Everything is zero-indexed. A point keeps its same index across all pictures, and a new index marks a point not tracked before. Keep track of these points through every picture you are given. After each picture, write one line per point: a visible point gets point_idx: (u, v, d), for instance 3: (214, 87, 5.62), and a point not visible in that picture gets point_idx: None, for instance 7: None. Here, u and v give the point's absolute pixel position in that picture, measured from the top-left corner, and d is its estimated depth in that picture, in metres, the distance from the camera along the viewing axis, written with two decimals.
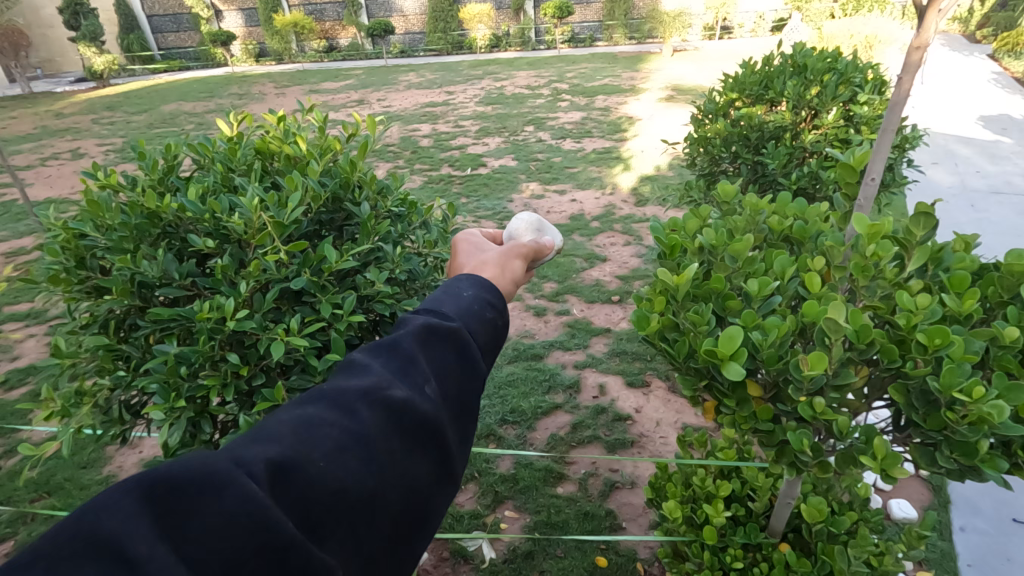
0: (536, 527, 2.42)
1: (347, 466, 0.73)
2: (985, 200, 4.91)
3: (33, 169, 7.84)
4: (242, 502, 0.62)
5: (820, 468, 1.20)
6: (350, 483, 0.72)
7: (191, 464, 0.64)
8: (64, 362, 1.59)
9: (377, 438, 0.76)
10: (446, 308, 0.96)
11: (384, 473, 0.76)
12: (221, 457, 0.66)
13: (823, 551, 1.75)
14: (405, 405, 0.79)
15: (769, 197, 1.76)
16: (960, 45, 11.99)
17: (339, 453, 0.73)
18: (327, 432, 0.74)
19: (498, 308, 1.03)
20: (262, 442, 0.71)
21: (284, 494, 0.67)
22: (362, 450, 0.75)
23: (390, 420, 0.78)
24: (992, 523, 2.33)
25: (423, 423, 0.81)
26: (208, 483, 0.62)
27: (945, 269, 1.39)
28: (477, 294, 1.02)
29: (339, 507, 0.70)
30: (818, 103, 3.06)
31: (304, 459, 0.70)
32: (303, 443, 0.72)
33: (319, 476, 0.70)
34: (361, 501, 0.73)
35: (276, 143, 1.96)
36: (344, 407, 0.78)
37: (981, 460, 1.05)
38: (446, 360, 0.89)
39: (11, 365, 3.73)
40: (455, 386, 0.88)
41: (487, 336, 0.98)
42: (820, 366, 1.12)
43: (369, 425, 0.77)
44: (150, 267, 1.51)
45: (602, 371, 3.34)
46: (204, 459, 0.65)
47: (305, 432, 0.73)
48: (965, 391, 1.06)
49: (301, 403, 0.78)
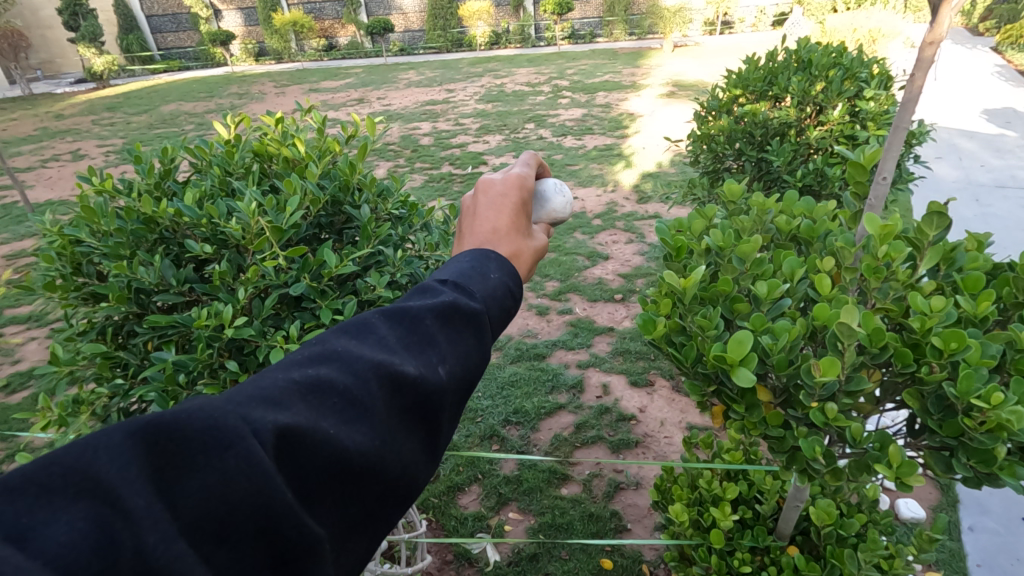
0: (540, 529, 2.39)
1: (352, 437, 0.68)
2: (991, 194, 4.86)
3: (33, 171, 7.82)
4: (244, 466, 0.58)
5: (832, 475, 1.17)
6: (354, 455, 0.67)
7: (196, 417, 0.60)
8: (61, 370, 1.56)
9: (384, 412, 0.72)
10: (473, 285, 0.88)
11: (386, 448, 0.71)
12: (228, 411, 0.62)
13: (832, 554, 1.71)
14: (418, 382, 0.74)
15: (775, 196, 1.73)
16: (963, 37, 11.89)
17: (345, 423, 0.68)
18: (334, 399, 0.70)
19: (518, 301, 0.94)
20: (268, 403, 0.66)
21: (285, 460, 0.63)
22: (368, 423, 0.70)
23: (400, 395, 0.73)
24: (1002, 523, 2.30)
25: (432, 403, 0.76)
26: (213, 440, 0.59)
27: (958, 269, 1.36)
28: (504, 279, 0.92)
29: (339, 479, 0.66)
30: (823, 98, 3.03)
31: (310, 426, 0.65)
32: (310, 408, 0.67)
33: (322, 446, 0.65)
34: (360, 475, 0.68)
35: (274, 145, 1.92)
36: (354, 373, 0.73)
37: (1000, 468, 1.02)
38: (464, 342, 0.82)
39: (13, 369, 3.72)
40: (469, 371, 0.82)
41: (505, 324, 0.90)
42: (832, 372, 1.09)
43: (379, 399, 0.72)
44: (147, 273, 1.49)
45: (606, 370, 3.32)
46: (211, 413, 0.61)
47: (313, 399, 0.68)
48: (983, 397, 1.03)
49: (310, 362, 0.73)
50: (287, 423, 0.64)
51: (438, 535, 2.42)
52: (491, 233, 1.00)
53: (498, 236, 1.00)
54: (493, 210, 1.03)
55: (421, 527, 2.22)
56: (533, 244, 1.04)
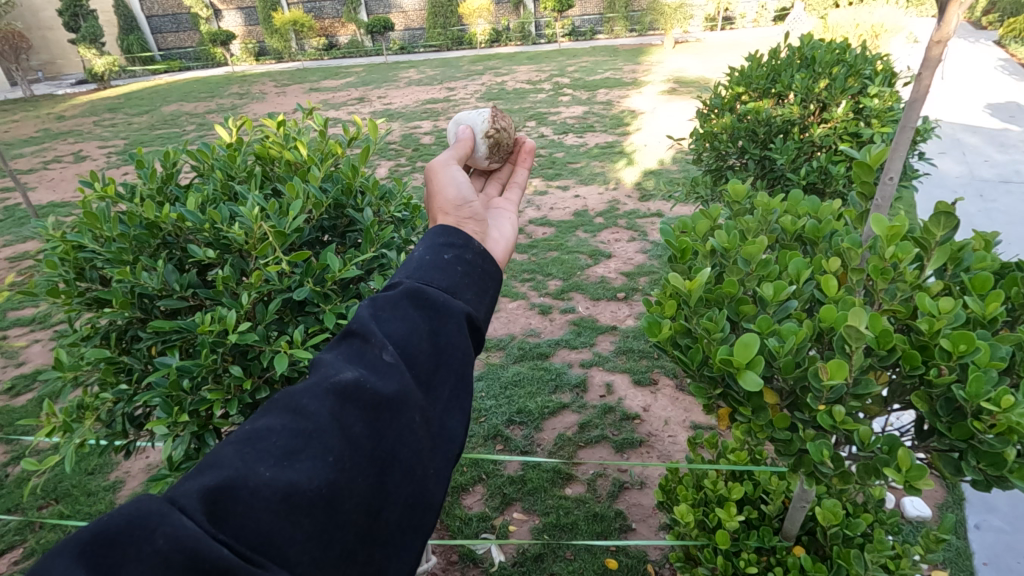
0: (544, 530, 2.38)
1: (297, 469, 0.74)
2: (995, 189, 4.84)
3: (36, 173, 7.84)
4: (173, 536, 0.64)
5: (840, 479, 1.16)
6: (302, 483, 0.73)
7: (124, 513, 0.67)
8: (66, 375, 1.56)
9: (331, 428, 0.78)
10: (399, 274, 0.99)
11: (343, 461, 0.77)
12: (156, 498, 0.69)
13: (839, 555, 1.70)
14: (355, 386, 0.82)
15: (780, 196, 1.72)
16: (966, 32, 11.83)
17: (288, 456, 0.75)
18: (277, 435, 0.77)
19: (461, 245, 1.05)
20: (205, 470, 0.74)
21: (227, 517, 0.69)
22: (313, 444, 0.77)
23: (345, 408, 0.80)
24: (1008, 520, 2.29)
25: (384, 399, 0.82)
26: (140, 528, 0.65)
27: (965, 270, 1.35)
28: (427, 246, 1.04)
29: (297, 509, 0.72)
30: (827, 96, 3.01)
31: (245, 476, 0.72)
32: (250, 456, 0.75)
33: (264, 487, 0.72)
34: (321, 498, 0.73)
35: (276, 149, 1.93)
36: (293, 408, 0.80)
37: (1010, 471, 1.01)
38: (405, 323, 0.91)
39: (17, 371, 3.72)
40: (418, 349, 0.89)
41: (451, 280, 0.99)
42: (840, 375, 1.09)
43: (323, 416, 0.79)
44: (150, 278, 1.48)
45: (610, 369, 3.31)
46: (137, 505, 0.68)
47: (252, 447, 0.76)
48: (993, 400, 1.02)
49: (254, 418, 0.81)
50: (213, 486, 0.70)
51: (443, 537, 2.41)
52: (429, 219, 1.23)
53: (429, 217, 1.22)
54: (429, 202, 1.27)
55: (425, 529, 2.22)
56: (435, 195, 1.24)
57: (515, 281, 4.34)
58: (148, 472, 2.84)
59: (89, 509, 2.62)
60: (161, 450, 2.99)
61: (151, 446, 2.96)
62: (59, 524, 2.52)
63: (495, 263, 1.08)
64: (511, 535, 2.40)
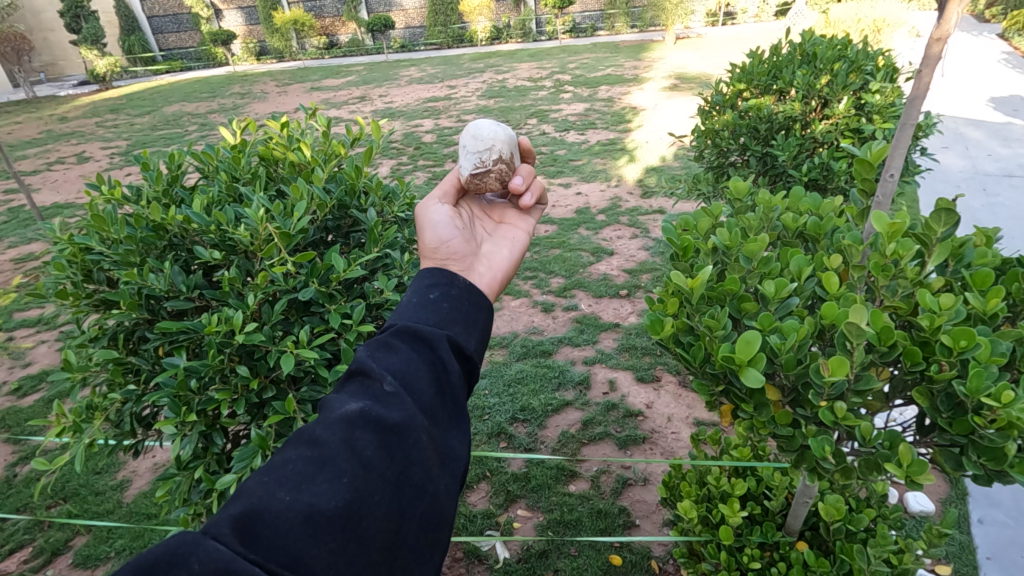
0: (548, 526, 2.40)
1: (317, 493, 0.76)
2: (998, 183, 4.82)
3: (40, 174, 7.88)
4: (209, 559, 0.67)
5: (842, 474, 1.17)
6: (325, 505, 0.75)
7: (160, 546, 0.69)
8: (75, 375, 1.57)
9: (345, 453, 0.81)
10: (392, 315, 1.04)
11: (359, 482, 0.79)
12: (186, 531, 0.71)
13: (842, 549, 1.70)
14: (363, 413, 0.84)
15: (781, 193, 1.73)
16: (969, 25, 11.80)
17: (307, 481, 0.77)
18: (294, 463, 0.79)
19: (446, 283, 1.11)
20: (229, 503, 0.75)
21: (254, 539, 0.71)
22: (329, 468, 0.79)
23: (357, 435, 0.82)
24: (1012, 516, 2.29)
25: (393, 425, 0.85)
26: (175, 556, 0.67)
27: (966, 266, 1.36)
28: (413, 289, 1.10)
29: (319, 529, 0.73)
30: (828, 92, 3.02)
31: (268, 502, 0.74)
32: (270, 484, 0.77)
33: (286, 510, 0.74)
34: (342, 517, 0.75)
35: (279, 151, 1.96)
36: (306, 440, 0.83)
37: (1010, 465, 1.02)
38: (402, 357, 0.94)
39: (23, 372, 3.75)
40: (416, 375, 0.93)
41: (440, 314, 1.04)
42: (842, 371, 1.09)
43: (335, 443, 0.81)
44: (157, 279, 1.50)
45: (612, 366, 3.31)
46: (171, 538, 0.70)
47: (270, 477, 0.78)
48: (993, 395, 1.03)
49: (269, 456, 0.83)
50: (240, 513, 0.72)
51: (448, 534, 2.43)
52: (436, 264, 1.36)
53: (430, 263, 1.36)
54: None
55: None
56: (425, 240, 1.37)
57: (518, 279, 4.36)
58: (155, 471, 2.86)
59: (97, 507, 2.64)
60: (167, 450, 3.01)
61: (158, 446, 2.98)
62: (67, 523, 2.54)
63: (481, 295, 1.13)
64: (516, 532, 2.42)
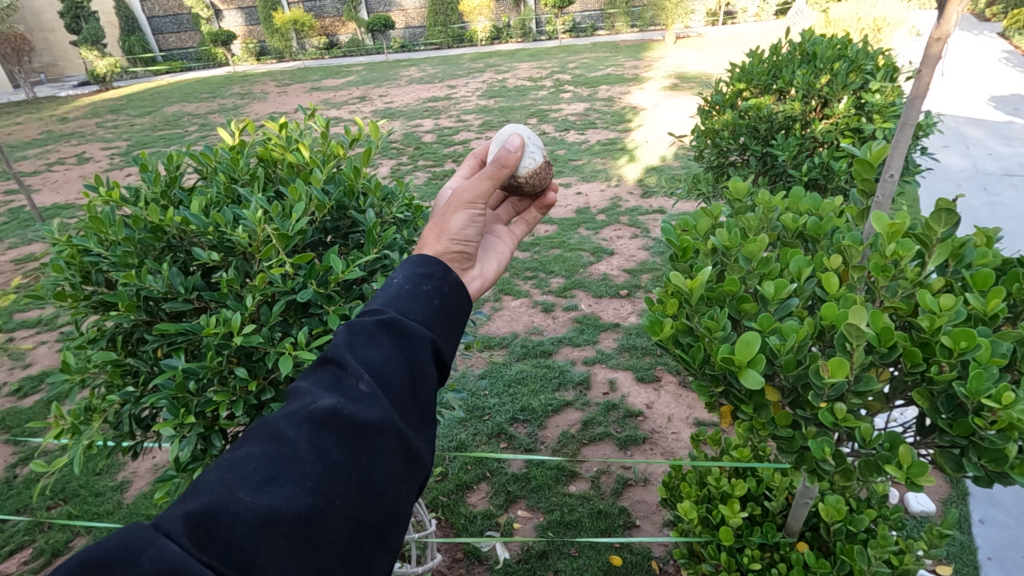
0: (549, 527, 2.40)
1: (279, 493, 0.76)
2: (999, 183, 4.81)
3: (40, 175, 7.87)
4: (159, 560, 0.67)
5: (842, 476, 1.16)
6: (285, 507, 0.75)
7: (112, 540, 0.69)
8: (73, 377, 1.57)
9: (310, 454, 0.80)
10: (380, 303, 1.00)
11: (320, 484, 0.78)
12: (142, 525, 0.71)
13: (842, 550, 1.70)
14: (333, 411, 0.83)
15: (781, 193, 1.73)
16: (970, 24, 11.78)
17: (268, 481, 0.77)
18: (257, 461, 0.79)
19: (439, 276, 1.06)
20: (189, 497, 0.76)
21: (210, 538, 0.71)
22: (292, 468, 0.79)
23: (325, 435, 0.82)
24: (1012, 516, 2.29)
25: (364, 427, 0.84)
26: (128, 552, 0.68)
27: (967, 266, 1.36)
28: (407, 276, 1.06)
29: (277, 531, 0.74)
30: (828, 91, 3.02)
31: (226, 500, 0.74)
32: (231, 481, 0.77)
33: (245, 511, 0.74)
34: (299, 520, 0.75)
35: (278, 151, 1.96)
36: (272, 436, 0.82)
37: (1011, 467, 1.01)
38: (381, 353, 0.92)
39: (23, 373, 3.75)
40: (393, 375, 0.90)
41: (430, 311, 1.01)
42: (841, 373, 1.09)
43: (301, 443, 0.81)
44: (155, 281, 1.50)
45: (612, 366, 3.31)
46: (127, 531, 0.70)
47: (232, 473, 0.78)
48: (994, 397, 1.03)
49: (235, 446, 0.83)
50: (196, 510, 0.72)
51: (448, 534, 2.43)
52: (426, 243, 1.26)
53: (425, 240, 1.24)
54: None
55: (433, 524, 2.13)
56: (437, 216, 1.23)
57: (518, 280, 4.35)
58: (155, 472, 2.86)
59: (97, 509, 2.64)
60: (167, 451, 3.01)
61: (157, 447, 2.98)
62: (67, 524, 2.54)
63: (469, 295, 1.10)
64: (516, 532, 2.42)
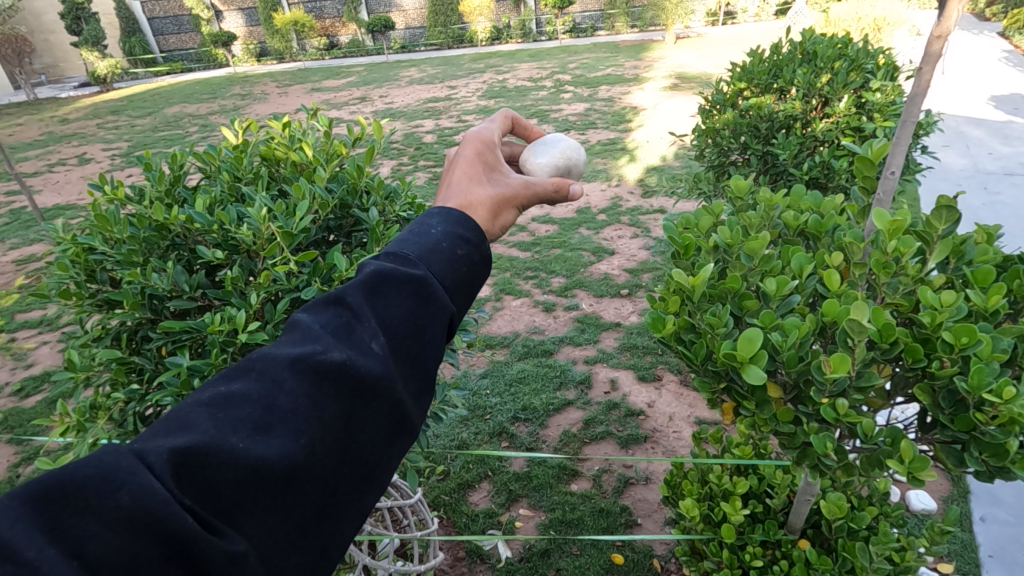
0: (551, 526, 2.40)
1: (269, 445, 0.66)
2: (999, 182, 4.81)
3: (41, 176, 7.88)
4: (140, 498, 0.57)
5: (844, 471, 1.17)
6: (275, 461, 0.65)
7: (86, 463, 0.59)
8: (78, 375, 1.57)
9: (309, 409, 0.69)
10: (411, 248, 0.84)
11: (316, 444, 0.68)
12: (120, 450, 0.60)
13: (843, 547, 1.71)
14: (341, 366, 0.72)
15: (782, 191, 1.73)
16: (970, 24, 11.79)
17: (261, 431, 0.67)
18: (248, 405, 0.68)
19: (478, 242, 0.90)
20: (173, 430, 0.65)
21: (192, 482, 0.61)
22: (288, 423, 0.68)
23: (326, 386, 0.71)
24: (1013, 513, 2.29)
25: (368, 386, 0.73)
26: (105, 481, 0.57)
27: (968, 262, 1.37)
28: (449, 231, 0.89)
29: (259, 486, 0.64)
30: (829, 91, 3.02)
31: (216, 443, 0.64)
32: (219, 424, 0.66)
33: (233, 459, 0.63)
34: (286, 480, 0.66)
35: (281, 151, 1.97)
36: (270, 377, 0.71)
37: (1012, 461, 1.02)
38: (402, 313, 0.79)
39: (26, 373, 3.76)
40: (411, 340, 0.78)
41: (462, 273, 0.86)
42: (842, 369, 1.09)
43: (300, 394, 0.70)
44: (160, 279, 1.51)
45: (613, 365, 3.32)
46: (104, 456, 0.59)
47: (222, 413, 0.67)
48: (994, 392, 1.03)
49: (224, 379, 0.72)
50: (185, 446, 0.62)
51: (450, 532, 2.43)
52: (449, 187, 1.02)
53: (454, 188, 1.01)
54: (452, 168, 1.06)
55: (433, 523, 2.11)
56: (494, 189, 1.03)
57: (519, 279, 4.36)
58: None
59: None
60: None
61: None
62: None
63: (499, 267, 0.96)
64: (518, 531, 2.42)
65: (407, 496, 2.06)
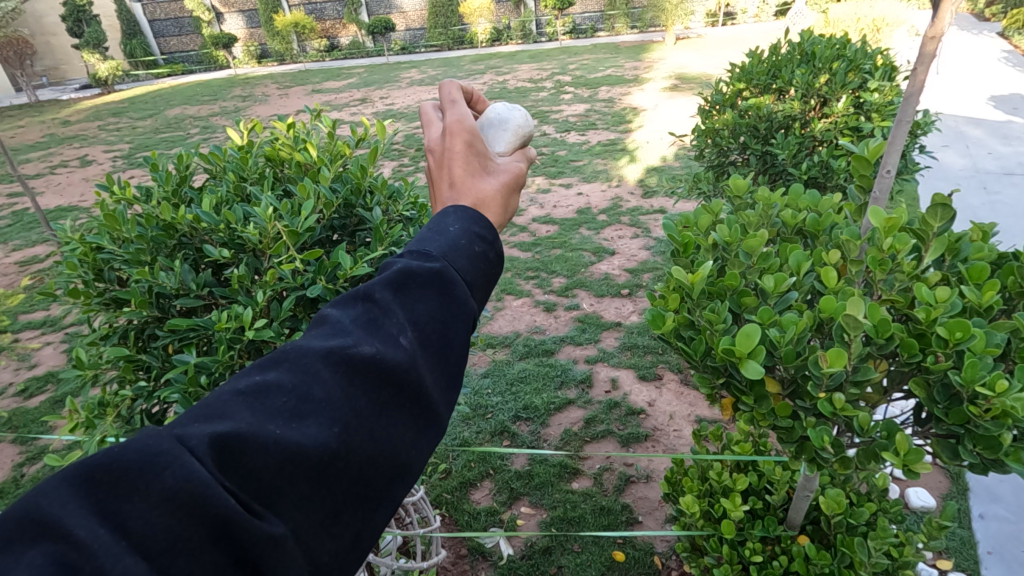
0: (553, 523, 2.42)
1: (304, 432, 0.65)
2: (998, 181, 4.83)
3: (44, 178, 7.91)
4: (184, 480, 0.57)
5: (840, 464, 1.19)
6: (310, 448, 0.65)
7: (132, 447, 0.59)
8: (87, 373, 1.59)
9: (341, 398, 0.69)
10: (431, 245, 0.83)
11: (350, 432, 0.68)
12: (164, 435, 0.61)
13: (842, 543, 1.73)
14: (370, 358, 0.71)
15: (781, 190, 1.76)
16: (970, 23, 11.80)
17: (297, 418, 0.66)
18: (283, 394, 0.68)
19: (490, 239, 0.88)
20: (211, 416, 0.65)
21: (233, 466, 0.61)
22: (324, 412, 0.68)
23: (357, 377, 0.71)
24: (1012, 510, 2.31)
25: (397, 377, 0.72)
26: (150, 463, 0.58)
27: (963, 260, 1.39)
28: (466, 227, 0.86)
29: (298, 472, 0.63)
30: (828, 91, 3.05)
31: (254, 430, 0.63)
32: (258, 412, 0.66)
33: (271, 446, 0.63)
34: (321, 466, 0.65)
35: (286, 151, 1.99)
36: (304, 368, 0.71)
37: (1005, 453, 1.04)
38: (424, 309, 0.77)
39: (30, 374, 3.78)
40: (434, 336, 0.77)
41: (480, 270, 0.85)
42: (839, 363, 1.11)
43: (333, 384, 0.69)
44: (168, 278, 1.54)
45: (614, 365, 3.34)
46: (148, 440, 0.60)
47: (259, 403, 0.67)
48: (988, 385, 1.05)
49: (260, 368, 0.72)
50: (225, 430, 0.62)
51: (452, 530, 2.44)
52: (450, 188, 0.95)
53: (457, 188, 0.94)
54: (441, 165, 0.97)
55: (434, 521, 2.09)
56: (497, 178, 0.98)
57: (519, 280, 4.38)
58: None
59: None
60: None
61: None
62: None
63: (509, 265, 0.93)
64: (519, 528, 2.44)
65: (409, 493, 2.09)
